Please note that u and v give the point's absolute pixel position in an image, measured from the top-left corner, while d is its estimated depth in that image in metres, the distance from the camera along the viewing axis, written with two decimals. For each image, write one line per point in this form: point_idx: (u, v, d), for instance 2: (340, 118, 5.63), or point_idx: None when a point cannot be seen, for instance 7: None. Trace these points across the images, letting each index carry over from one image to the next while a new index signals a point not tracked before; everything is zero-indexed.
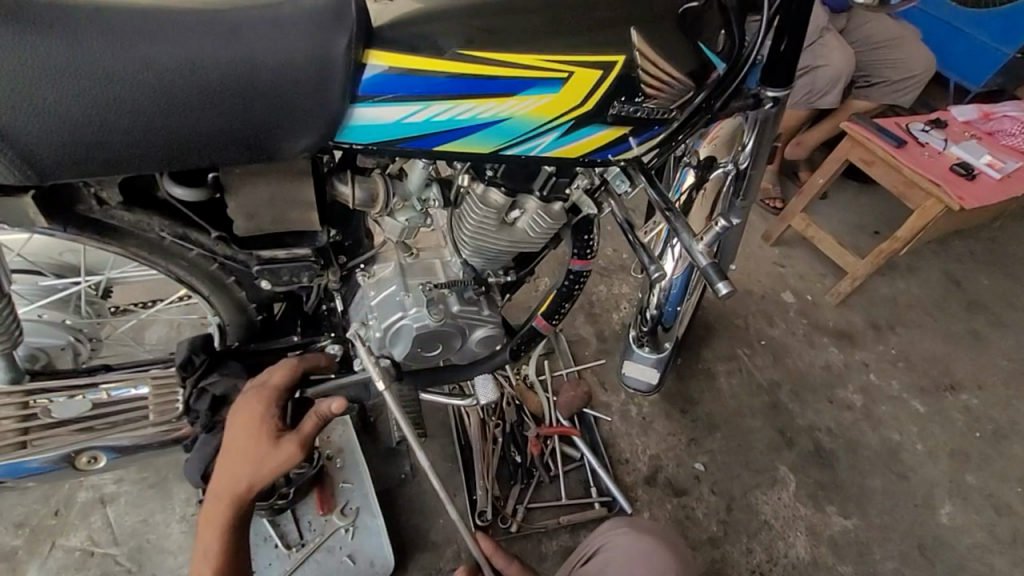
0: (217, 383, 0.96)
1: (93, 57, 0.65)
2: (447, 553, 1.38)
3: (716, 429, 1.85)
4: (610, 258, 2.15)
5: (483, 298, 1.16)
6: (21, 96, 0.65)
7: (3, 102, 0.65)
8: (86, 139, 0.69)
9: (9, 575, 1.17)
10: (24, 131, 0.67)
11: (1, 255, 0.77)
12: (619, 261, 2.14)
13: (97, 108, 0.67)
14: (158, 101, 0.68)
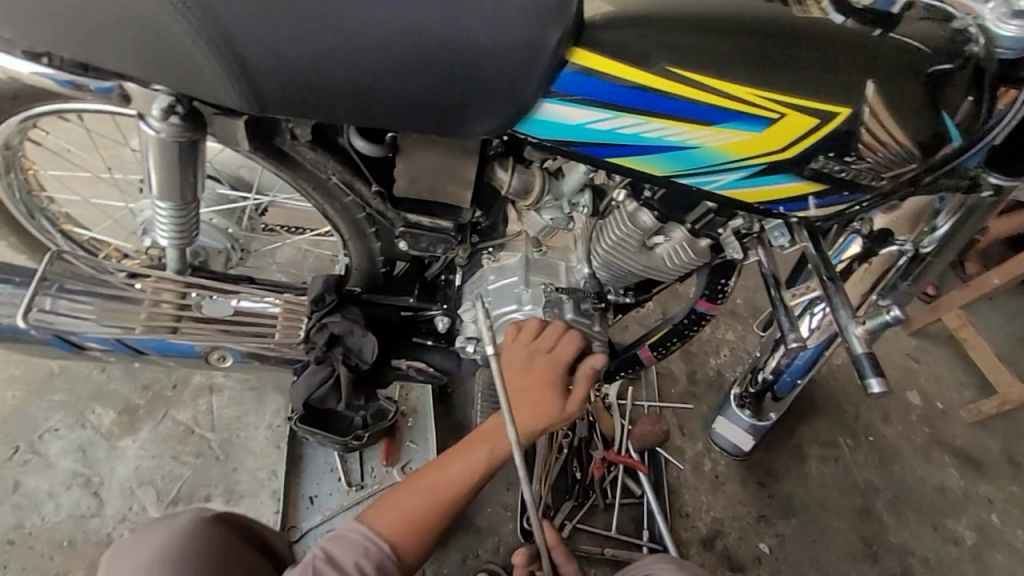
0: (337, 323, 1.01)
1: (332, 7, 0.68)
2: (488, 544, 1.39)
3: (792, 514, 1.69)
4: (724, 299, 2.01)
5: (597, 313, 1.11)
6: (262, 32, 0.69)
7: (246, 32, 0.69)
8: (296, 78, 0.72)
9: (127, 427, 1.34)
10: (256, 64, 0.71)
11: (201, 160, 0.84)
12: (733, 304, 2.00)
13: (321, 55, 0.70)
14: (375, 61, 0.71)
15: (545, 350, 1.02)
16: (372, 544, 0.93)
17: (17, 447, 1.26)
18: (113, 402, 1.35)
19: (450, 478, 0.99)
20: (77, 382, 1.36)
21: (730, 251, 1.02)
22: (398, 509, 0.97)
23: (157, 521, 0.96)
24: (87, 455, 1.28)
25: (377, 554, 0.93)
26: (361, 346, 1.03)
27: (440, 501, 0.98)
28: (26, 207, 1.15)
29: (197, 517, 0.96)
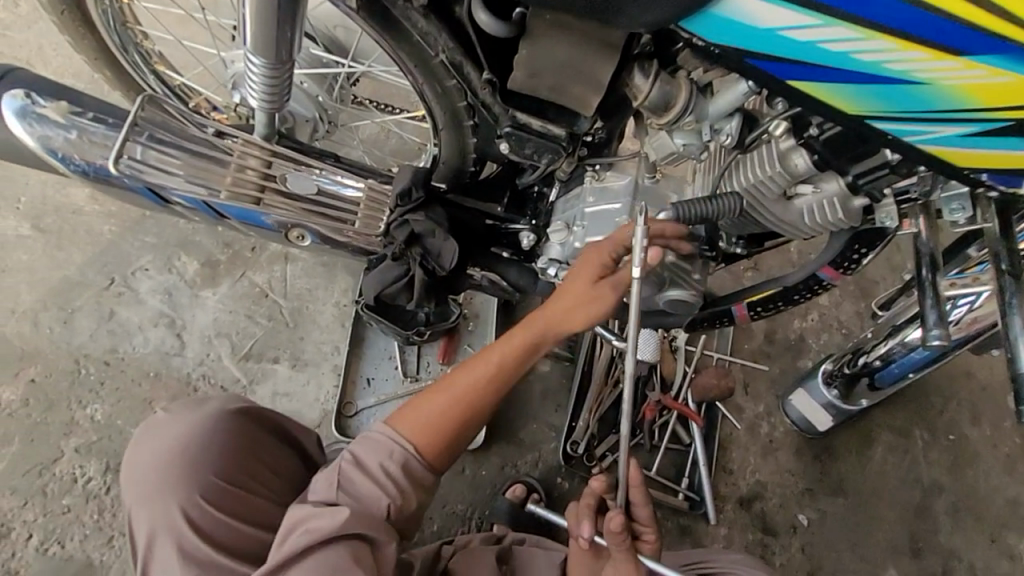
0: (420, 223, 0.94)
1: None
2: (528, 457, 1.41)
3: (842, 494, 1.61)
4: None
5: (700, 259, 1.00)
6: None
7: None
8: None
9: (208, 279, 1.38)
10: None
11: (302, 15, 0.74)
12: None
13: None
14: None
15: (609, 252, 0.87)
16: (399, 445, 0.87)
17: (112, 279, 1.33)
18: (197, 253, 1.39)
19: (486, 371, 0.91)
20: (165, 228, 1.40)
21: (883, 220, 0.87)
22: (427, 403, 0.90)
23: (189, 404, 1.00)
24: (173, 299, 1.35)
25: (405, 457, 0.86)
26: (440, 250, 0.96)
27: (475, 397, 0.90)
28: (119, 38, 1.09)
29: (223, 407, 0.99)
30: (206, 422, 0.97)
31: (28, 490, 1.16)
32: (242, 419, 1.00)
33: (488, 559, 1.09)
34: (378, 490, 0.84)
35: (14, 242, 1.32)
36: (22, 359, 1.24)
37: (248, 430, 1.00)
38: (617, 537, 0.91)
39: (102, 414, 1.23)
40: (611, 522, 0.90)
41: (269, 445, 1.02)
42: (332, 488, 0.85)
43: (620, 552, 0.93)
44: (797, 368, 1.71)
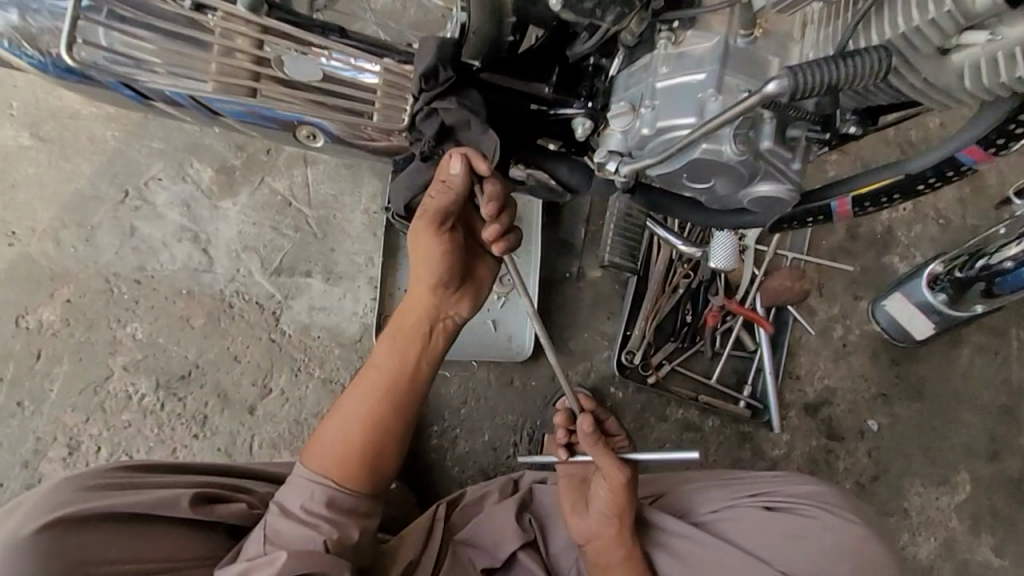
0: (449, 112, 0.75)
1: None
2: (580, 367, 1.34)
3: (917, 398, 1.49)
4: (919, 141, 1.56)
5: (804, 146, 0.78)
6: None
7: None
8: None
9: (225, 188, 1.27)
10: None
11: None
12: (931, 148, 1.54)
13: None
14: None
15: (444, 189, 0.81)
16: (315, 483, 0.86)
17: (126, 191, 1.23)
18: (209, 158, 1.27)
19: (388, 364, 0.90)
20: (172, 132, 1.26)
21: None
22: (333, 449, 0.88)
23: None
24: (193, 211, 1.25)
25: (329, 486, 0.86)
26: (477, 146, 0.78)
27: (382, 400, 0.89)
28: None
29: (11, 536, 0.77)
30: (5, 558, 0.76)
31: (87, 407, 1.15)
32: (59, 536, 0.79)
33: (509, 517, 1.01)
34: (304, 529, 0.84)
35: (17, 154, 1.21)
36: (51, 279, 1.18)
37: (74, 541, 0.79)
38: (592, 441, 0.93)
39: (142, 333, 1.19)
40: (583, 425, 0.94)
41: (118, 533, 0.82)
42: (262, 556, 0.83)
43: (601, 457, 0.93)
44: (880, 266, 1.52)
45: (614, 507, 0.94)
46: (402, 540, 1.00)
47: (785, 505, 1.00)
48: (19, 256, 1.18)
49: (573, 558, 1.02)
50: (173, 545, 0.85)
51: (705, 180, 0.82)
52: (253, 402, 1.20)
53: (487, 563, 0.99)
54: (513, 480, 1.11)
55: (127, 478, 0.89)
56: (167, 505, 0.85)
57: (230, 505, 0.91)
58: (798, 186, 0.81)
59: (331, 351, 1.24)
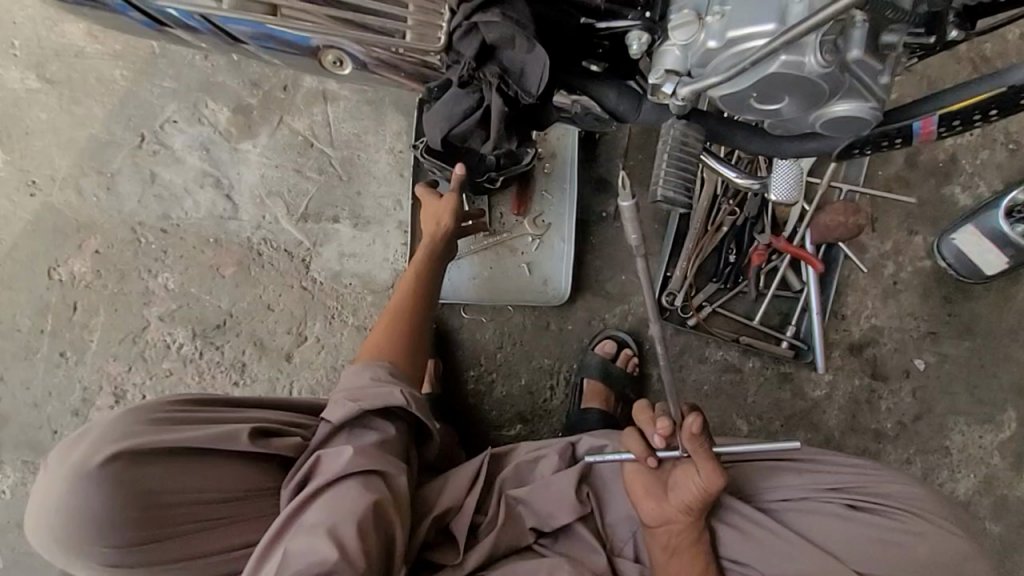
0: (493, 28, 0.67)
1: None
2: (616, 310, 1.28)
3: (970, 336, 1.42)
4: (993, 56, 1.41)
5: (895, 54, 0.70)
6: None
7: None
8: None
9: (244, 130, 1.20)
10: None
11: None
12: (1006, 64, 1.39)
13: None
14: None
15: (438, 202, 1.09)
16: (375, 365, 0.92)
17: (142, 135, 1.17)
18: (224, 97, 1.19)
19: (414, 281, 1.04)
20: (182, 69, 1.18)
21: None
22: (383, 336, 1.00)
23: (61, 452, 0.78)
24: (213, 155, 1.19)
25: (384, 367, 0.92)
26: (521, 66, 0.70)
27: (423, 297, 1.04)
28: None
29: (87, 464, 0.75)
30: (80, 486, 0.74)
31: (128, 357, 1.15)
32: (126, 468, 0.75)
33: (566, 486, 0.93)
34: (386, 389, 0.88)
35: (26, 98, 1.15)
36: (78, 230, 1.15)
37: (144, 473, 0.77)
38: (695, 443, 0.84)
39: (174, 283, 1.17)
40: (689, 425, 0.84)
41: (187, 465, 0.79)
42: (344, 405, 0.86)
43: (699, 457, 0.85)
44: (941, 198, 1.41)
45: (694, 504, 0.87)
46: (444, 485, 0.94)
47: (871, 505, 0.95)
48: (43, 207, 1.15)
49: (628, 529, 0.96)
50: (240, 476, 0.83)
51: (775, 101, 0.73)
52: (290, 350, 1.19)
53: (537, 525, 0.92)
54: (572, 445, 0.99)
55: (190, 414, 0.84)
56: (228, 439, 0.81)
57: (286, 438, 0.87)
58: (882, 103, 0.73)
59: (363, 298, 1.21)
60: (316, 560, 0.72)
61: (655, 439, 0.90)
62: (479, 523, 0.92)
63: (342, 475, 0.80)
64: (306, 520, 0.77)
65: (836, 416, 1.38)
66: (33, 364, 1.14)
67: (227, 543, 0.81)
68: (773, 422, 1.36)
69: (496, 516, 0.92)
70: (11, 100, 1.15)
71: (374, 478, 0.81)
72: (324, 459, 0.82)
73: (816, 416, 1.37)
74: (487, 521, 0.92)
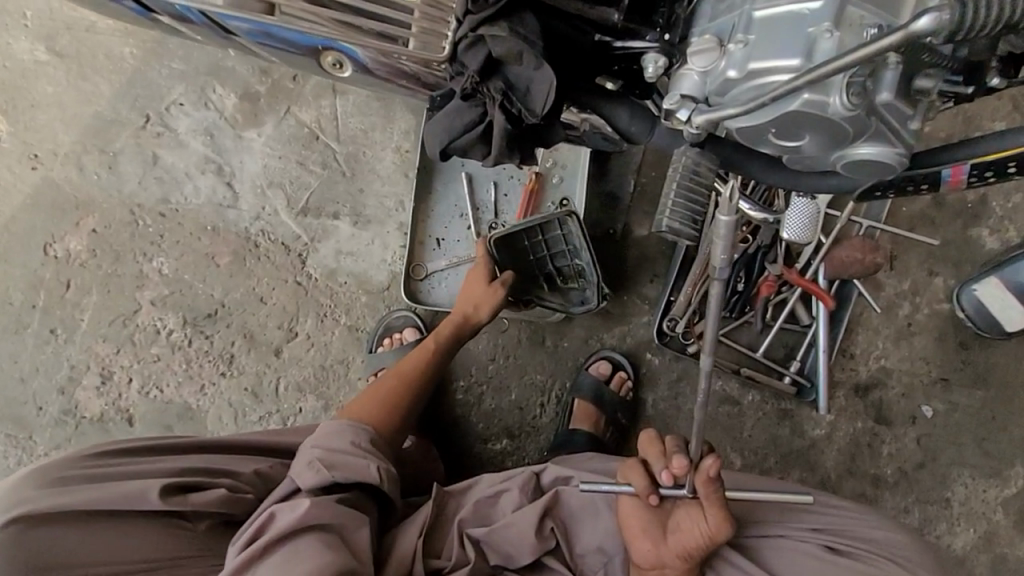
0: (500, 42, 0.63)
1: None
2: (615, 331, 1.25)
3: (982, 387, 1.36)
4: None
5: (926, 100, 0.65)
6: None
7: None
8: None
9: (250, 117, 1.18)
10: None
11: None
12: None
13: None
14: None
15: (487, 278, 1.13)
16: (360, 428, 0.92)
17: (147, 116, 1.16)
18: (232, 83, 1.17)
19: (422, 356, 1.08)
20: (192, 51, 1.16)
21: None
22: (369, 403, 1.01)
23: None
24: (216, 141, 1.17)
25: (365, 434, 0.92)
26: (527, 83, 0.66)
27: (425, 372, 1.07)
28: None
29: None
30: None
31: (117, 339, 1.14)
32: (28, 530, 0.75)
33: (529, 524, 0.89)
34: (362, 460, 0.87)
35: (34, 70, 1.14)
36: (76, 207, 1.14)
37: (45, 538, 0.76)
38: (708, 488, 0.78)
39: (168, 268, 1.15)
40: (706, 468, 0.77)
41: (86, 533, 0.77)
42: (316, 472, 0.84)
43: (709, 502, 0.79)
44: (966, 240, 1.35)
45: (693, 549, 0.83)
46: (400, 533, 0.92)
47: (850, 549, 0.91)
48: (44, 181, 1.14)
49: (600, 561, 0.92)
50: (153, 539, 0.79)
51: (796, 137, 0.68)
52: (279, 345, 1.17)
53: (501, 561, 0.90)
54: (536, 475, 0.97)
55: (97, 473, 0.83)
56: (135, 498, 0.79)
57: (206, 491, 0.83)
58: (909, 148, 0.68)
59: (357, 298, 1.19)
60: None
61: (662, 475, 0.83)
62: (441, 567, 0.89)
63: (302, 526, 0.77)
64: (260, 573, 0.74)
65: (834, 457, 1.34)
66: (23, 339, 1.13)
67: None
68: (768, 458, 1.32)
69: (462, 557, 0.89)
70: (18, 71, 1.14)
71: (334, 537, 0.78)
72: (280, 512, 0.80)
73: (813, 456, 1.33)
74: (451, 565, 0.88)
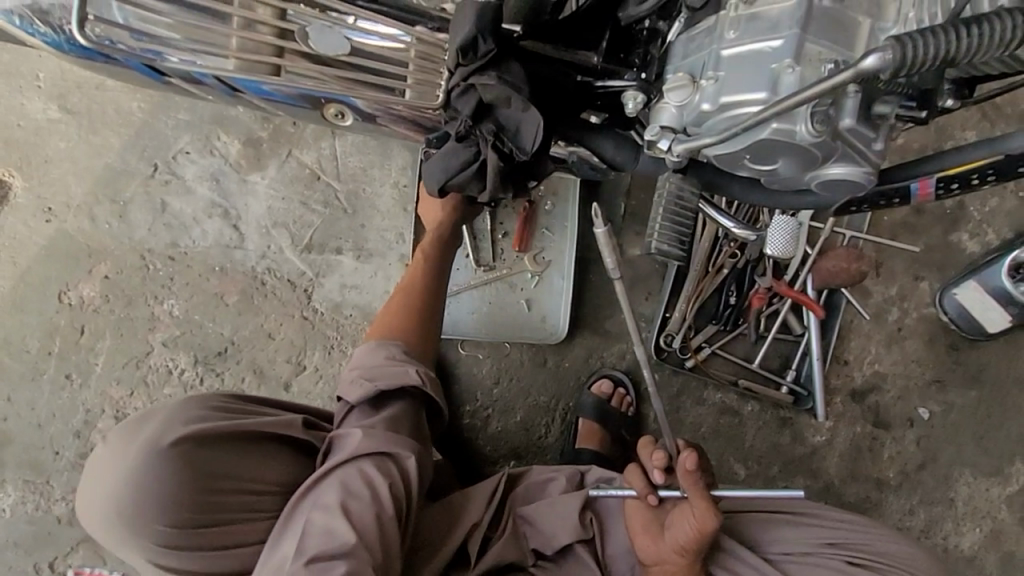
0: (490, 87, 0.68)
1: None
2: (614, 349, 1.28)
3: (976, 387, 1.40)
4: (1000, 104, 1.39)
5: (889, 122, 0.70)
6: None
7: None
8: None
9: (253, 161, 1.23)
10: None
11: None
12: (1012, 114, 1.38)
13: None
14: None
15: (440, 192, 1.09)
16: (390, 344, 0.95)
17: (155, 165, 1.21)
18: (235, 130, 1.23)
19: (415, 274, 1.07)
20: (197, 102, 1.22)
21: None
22: (388, 320, 1.01)
23: (129, 429, 0.84)
24: (221, 186, 1.22)
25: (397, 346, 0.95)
26: (516, 124, 0.71)
27: (423, 287, 1.05)
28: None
29: (161, 443, 0.81)
30: (155, 462, 0.80)
31: (130, 381, 1.17)
32: (194, 450, 0.82)
33: (571, 509, 0.93)
34: (400, 369, 0.91)
35: (47, 127, 1.19)
36: (90, 255, 1.18)
37: (208, 457, 0.83)
38: (690, 479, 0.82)
39: (178, 309, 1.19)
40: (683, 460, 0.81)
41: (246, 456, 0.86)
42: (361, 385, 0.90)
43: (696, 496, 0.82)
44: (947, 244, 1.40)
45: (690, 547, 0.84)
46: (467, 498, 0.96)
47: (869, 564, 0.93)
48: (58, 232, 1.18)
49: (629, 563, 0.94)
50: (289, 469, 0.89)
51: (770, 162, 0.74)
52: (288, 379, 1.21)
53: (538, 546, 0.93)
54: (580, 472, 1.01)
55: (244, 406, 0.91)
56: (282, 431, 0.88)
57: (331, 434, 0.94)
58: (877, 167, 0.73)
59: (363, 329, 1.23)
60: (336, 543, 0.77)
61: (655, 474, 0.89)
62: (489, 538, 0.94)
63: (353, 454, 0.83)
64: (318, 496, 0.81)
65: (837, 463, 1.36)
66: (39, 386, 1.16)
67: (258, 536, 0.85)
68: (771, 467, 1.34)
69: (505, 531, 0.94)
70: (32, 130, 1.19)
71: (383, 459, 0.84)
72: (338, 441, 0.87)
73: (815, 463, 1.35)
74: (500, 533, 0.93)
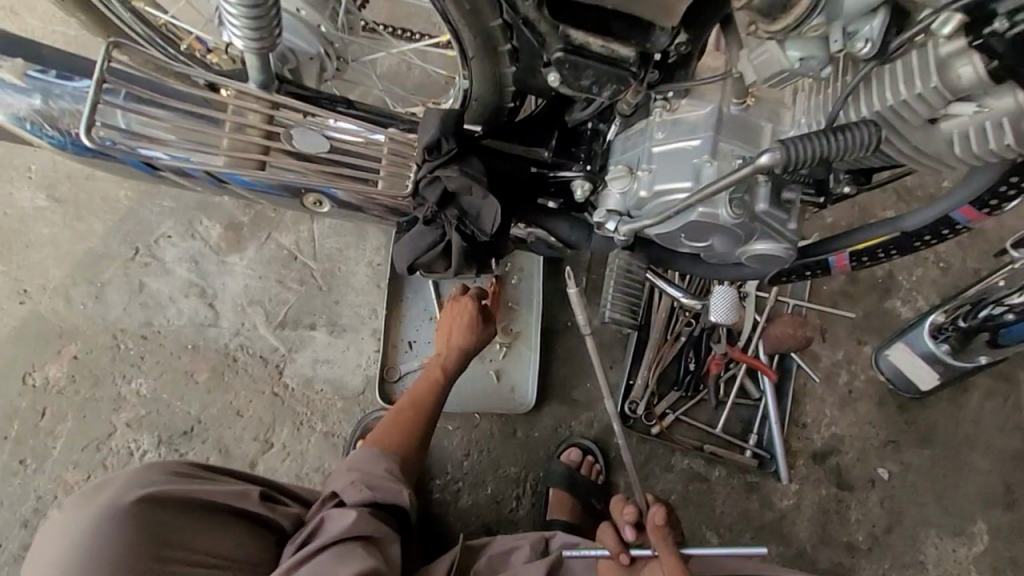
0: (453, 179, 0.78)
1: None
2: (583, 417, 1.31)
3: (928, 446, 1.48)
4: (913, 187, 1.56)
5: (798, 205, 0.81)
6: None
7: None
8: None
9: (233, 243, 1.29)
10: None
11: None
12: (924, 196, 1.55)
13: None
14: None
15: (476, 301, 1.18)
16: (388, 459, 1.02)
17: (136, 249, 1.25)
18: (218, 216, 1.29)
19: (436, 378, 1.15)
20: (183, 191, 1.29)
21: None
22: (389, 431, 1.08)
23: (88, 492, 0.89)
24: (200, 267, 1.27)
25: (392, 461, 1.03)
26: (477, 210, 0.80)
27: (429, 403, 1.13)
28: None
29: (119, 504, 0.86)
30: (106, 524, 0.84)
31: (88, 464, 1.14)
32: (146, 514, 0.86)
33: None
34: (396, 487, 0.98)
35: (33, 215, 1.24)
36: (60, 336, 1.19)
37: (160, 521, 0.87)
38: (662, 533, 0.85)
39: (146, 389, 1.19)
40: (656, 514, 0.85)
41: (195, 524, 0.89)
42: (363, 491, 0.96)
43: (665, 554, 0.86)
44: (883, 311, 1.52)
45: None
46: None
47: None
48: (30, 315, 1.19)
49: None
50: (235, 541, 0.91)
51: (702, 240, 0.84)
52: (254, 457, 1.19)
53: None
54: (545, 538, 1.01)
55: (205, 475, 0.96)
56: (239, 496, 0.93)
57: (286, 506, 0.98)
58: (794, 242, 0.84)
59: (333, 404, 1.24)
60: None
61: (628, 532, 0.92)
62: None
63: (345, 535, 0.89)
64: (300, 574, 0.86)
65: (806, 528, 1.37)
66: None
67: None
68: (743, 534, 1.35)
69: None
70: (18, 217, 1.24)
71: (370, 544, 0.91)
72: (328, 521, 0.93)
73: (785, 528, 1.37)
74: None
